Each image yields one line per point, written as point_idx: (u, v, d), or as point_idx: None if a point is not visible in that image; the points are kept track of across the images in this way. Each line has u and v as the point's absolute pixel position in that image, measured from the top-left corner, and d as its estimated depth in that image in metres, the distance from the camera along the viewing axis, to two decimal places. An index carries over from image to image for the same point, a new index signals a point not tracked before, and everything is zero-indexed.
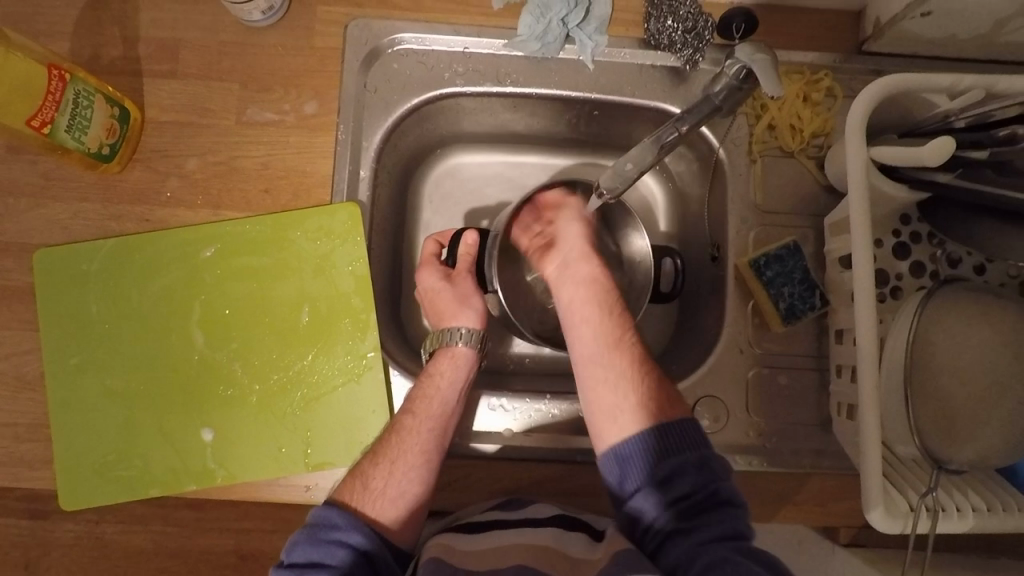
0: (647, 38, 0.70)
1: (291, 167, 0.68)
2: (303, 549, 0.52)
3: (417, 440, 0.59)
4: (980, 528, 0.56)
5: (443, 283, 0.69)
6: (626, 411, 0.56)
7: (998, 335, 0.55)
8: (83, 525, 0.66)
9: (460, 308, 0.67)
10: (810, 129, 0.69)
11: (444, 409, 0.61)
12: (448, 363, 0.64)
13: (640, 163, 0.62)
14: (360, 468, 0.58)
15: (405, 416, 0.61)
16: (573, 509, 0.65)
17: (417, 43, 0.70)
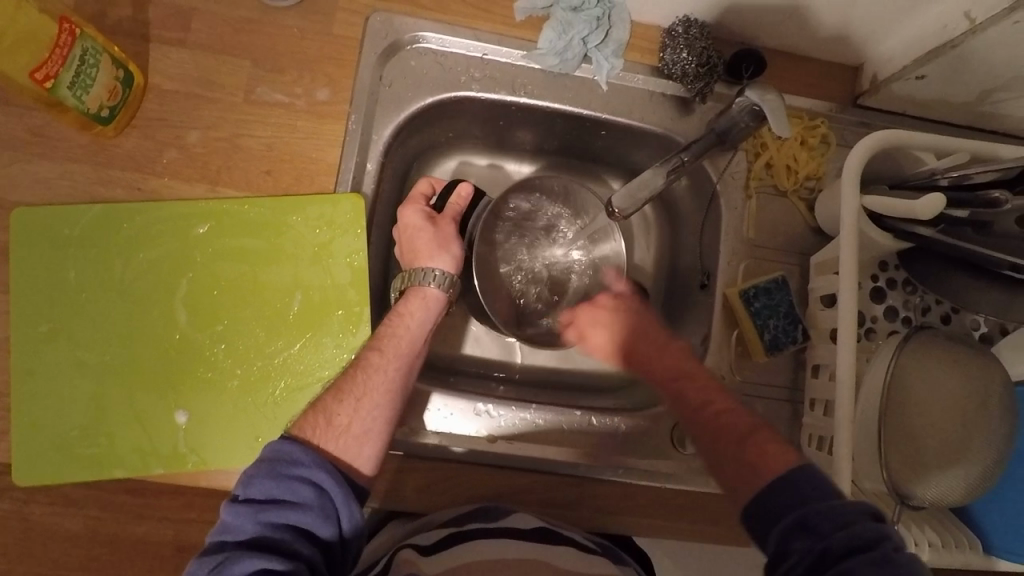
0: (660, 66, 0.73)
1: (297, 152, 0.67)
2: (261, 484, 0.47)
3: (383, 379, 0.57)
4: (935, 562, 0.59)
5: (428, 226, 0.66)
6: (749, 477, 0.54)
7: (963, 383, 0.59)
8: (10, 504, 0.61)
9: (440, 252, 0.66)
10: (804, 171, 0.72)
11: (412, 345, 0.60)
12: (420, 306, 0.63)
13: (651, 187, 0.65)
14: (322, 404, 0.55)
15: (373, 353, 0.59)
16: (555, 523, 0.66)
17: (438, 43, 0.70)
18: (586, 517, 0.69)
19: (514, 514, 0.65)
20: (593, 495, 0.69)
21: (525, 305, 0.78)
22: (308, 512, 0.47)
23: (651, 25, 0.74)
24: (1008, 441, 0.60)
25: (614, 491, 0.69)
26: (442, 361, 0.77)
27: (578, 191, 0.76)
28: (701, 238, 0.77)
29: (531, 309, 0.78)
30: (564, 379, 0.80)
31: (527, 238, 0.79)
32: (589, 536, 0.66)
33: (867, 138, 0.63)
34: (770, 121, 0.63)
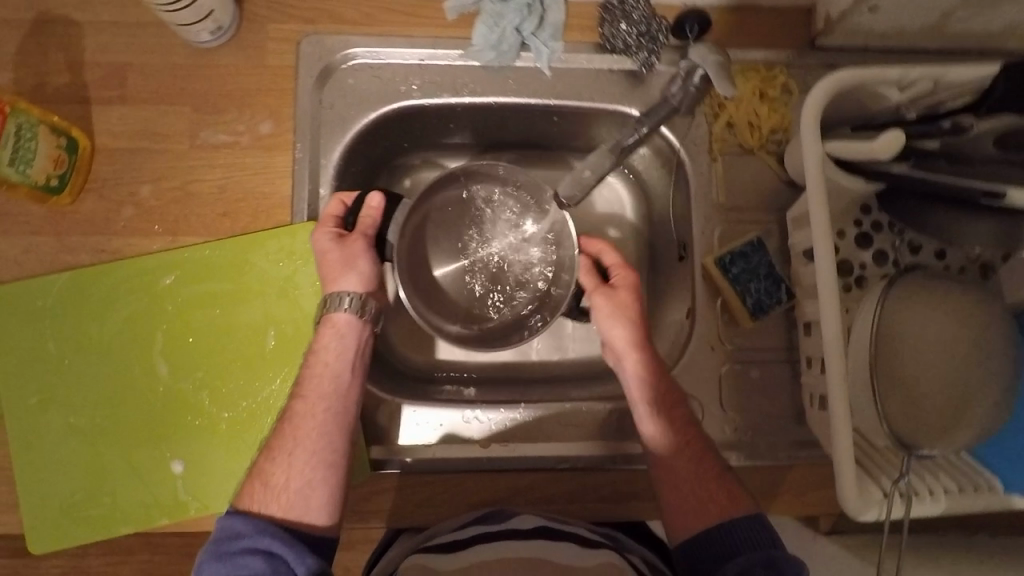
0: (602, 42, 0.70)
1: (249, 189, 0.67)
2: (211, 566, 0.51)
3: (312, 425, 0.58)
4: (954, 510, 0.56)
5: (338, 248, 0.63)
6: (683, 513, 0.58)
7: (954, 321, 0.56)
8: (67, 558, 0.64)
9: (347, 274, 0.62)
10: (767, 125, 0.70)
11: (336, 382, 0.60)
12: (332, 334, 0.61)
13: (597, 169, 0.64)
14: (258, 468, 0.57)
15: (303, 395, 0.59)
16: (558, 518, 0.65)
17: (373, 57, 0.69)
18: (595, 506, 0.68)
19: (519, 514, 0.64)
20: (597, 485, 0.68)
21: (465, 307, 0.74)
22: None
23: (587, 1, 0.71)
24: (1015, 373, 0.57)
25: (618, 479, 0.68)
26: (432, 372, 0.77)
27: (532, 181, 0.70)
28: (675, 208, 0.75)
29: (473, 313, 0.74)
30: (557, 372, 0.78)
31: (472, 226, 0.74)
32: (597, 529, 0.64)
33: (823, 81, 0.59)
34: (716, 82, 0.65)
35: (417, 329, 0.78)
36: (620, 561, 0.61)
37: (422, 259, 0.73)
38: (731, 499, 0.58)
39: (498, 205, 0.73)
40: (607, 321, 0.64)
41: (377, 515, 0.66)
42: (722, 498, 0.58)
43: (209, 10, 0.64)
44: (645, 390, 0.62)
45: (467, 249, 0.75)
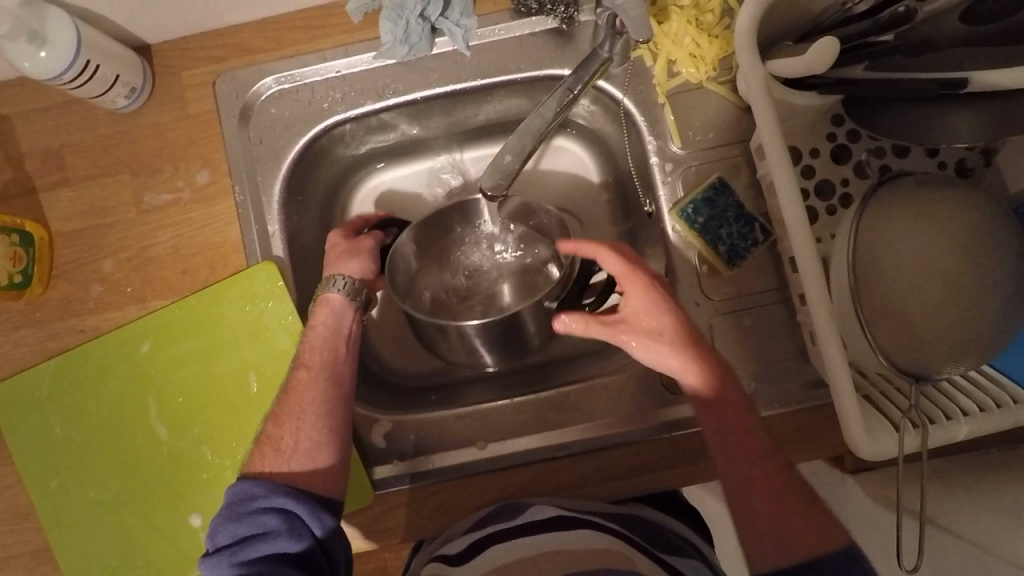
0: (516, 6, 0.66)
1: (201, 242, 0.67)
2: (226, 529, 0.51)
3: (314, 391, 0.58)
4: (979, 432, 0.52)
5: (347, 243, 0.67)
6: (773, 539, 0.53)
7: (943, 228, 0.51)
8: None
9: (350, 260, 0.66)
10: (711, 54, 0.63)
11: (333, 353, 0.61)
12: (327, 313, 0.63)
13: (518, 152, 0.62)
14: (266, 433, 0.57)
15: (304, 362, 0.60)
16: (576, 505, 0.63)
17: (289, 81, 0.67)
18: (602, 486, 0.65)
19: (534, 507, 0.62)
20: (605, 464, 0.65)
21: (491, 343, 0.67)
22: (278, 537, 0.51)
23: None
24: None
25: (624, 453, 0.65)
26: (424, 379, 0.76)
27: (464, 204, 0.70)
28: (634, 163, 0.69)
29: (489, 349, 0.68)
30: (551, 355, 0.76)
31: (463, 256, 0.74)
32: (609, 512, 0.64)
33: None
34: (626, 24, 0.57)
35: (404, 340, 0.77)
36: (635, 550, 0.60)
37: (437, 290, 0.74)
38: (817, 532, 0.52)
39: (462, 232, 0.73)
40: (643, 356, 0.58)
41: (391, 532, 0.65)
42: (810, 534, 0.52)
43: (115, 75, 0.63)
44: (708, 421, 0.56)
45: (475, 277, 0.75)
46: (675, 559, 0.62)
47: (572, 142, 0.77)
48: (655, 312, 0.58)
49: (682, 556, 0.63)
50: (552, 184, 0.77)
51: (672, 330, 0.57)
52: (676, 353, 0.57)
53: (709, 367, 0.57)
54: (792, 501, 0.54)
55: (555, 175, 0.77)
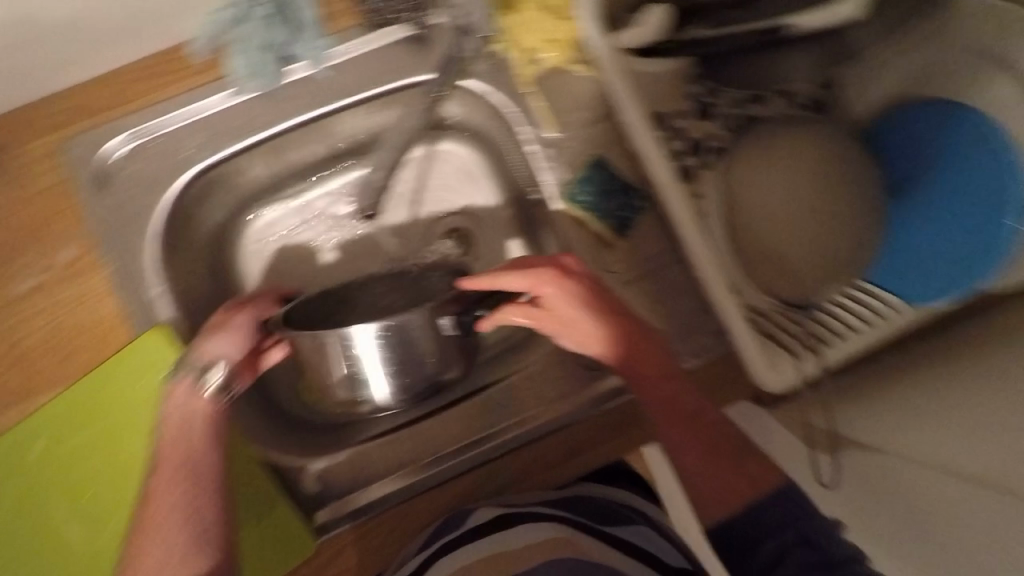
0: (368, 20, 0.65)
1: (80, 322, 0.63)
2: None
3: (171, 492, 0.51)
4: (867, 343, 0.56)
5: (221, 318, 0.58)
6: (708, 498, 0.54)
7: (794, 169, 0.57)
8: None
9: (215, 339, 0.57)
10: (564, 37, 0.64)
11: (188, 442, 0.53)
12: (176, 406, 0.55)
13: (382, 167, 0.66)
14: (130, 551, 0.50)
15: (163, 456, 0.53)
16: (513, 503, 0.63)
17: (142, 135, 0.63)
18: (544, 474, 0.66)
19: (473, 513, 0.62)
20: (540, 454, 0.66)
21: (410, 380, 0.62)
22: None
23: None
24: (873, 197, 0.57)
25: (557, 439, 0.66)
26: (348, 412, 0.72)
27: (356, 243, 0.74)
28: (515, 156, 0.70)
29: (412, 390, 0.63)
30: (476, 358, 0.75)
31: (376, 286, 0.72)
32: (549, 499, 0.64)
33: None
34: None
35: None
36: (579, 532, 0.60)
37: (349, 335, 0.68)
38: (749, 482, 0.53)
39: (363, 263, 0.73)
40: (566, 341, 0.58)
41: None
42: (744, 485, 0.53)
43: None
44: (650, 394, 0.55)
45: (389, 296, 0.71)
46: (620, 529, 0.63)
47: (457, 147, 0.74)
48: (573, 306, 0.56)
49: (627, 524, 0.65)
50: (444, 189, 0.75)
51: (585, 317, 0.56)
52: (592, 340, 0.56)
53: (631, 342, 0.56)
54: (720, 451, 0.54)
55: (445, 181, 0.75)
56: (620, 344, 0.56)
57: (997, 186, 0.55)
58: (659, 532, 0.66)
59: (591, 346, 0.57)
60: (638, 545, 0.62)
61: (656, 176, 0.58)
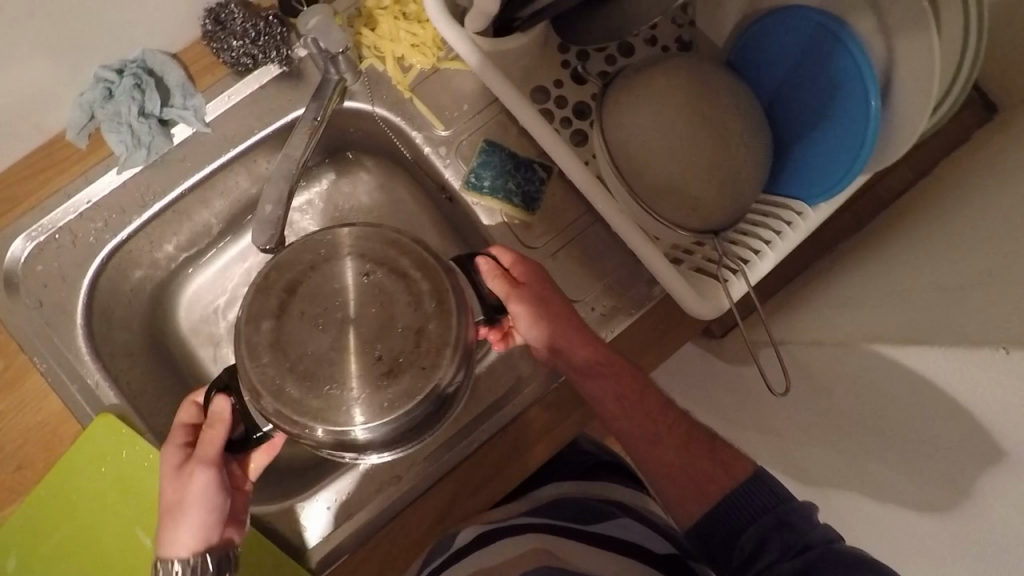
0: (233, 67, 0.65)
1: (22, 430, 0.61)
2: None
3: None
4: (786, 252, 0.57)
5: (174, 485, 0.53)
6: (688, 495, 0.55)
7: (672, 105, 0.58)
8: None
9: (178, 525, 0.52)
10: (429, 39, 0.66)
11: None
12: None
13: (278, 200, 0.61)
14: None
15: None
16: (498, 521, 0.63)
17: (41, 232, 0.63)
18: (523, 461, 0.65)
19: (460, 536, 0.61)
20: (512, 439, 0.66)
21: (370, 320, 0.49)
22: None
23: (194, 42, 0.66)
24: (749, 115, 0.59)
25: (526, 420, 0.66)
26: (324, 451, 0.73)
27: (310, 281, 0.50)
28: (415, 163, 0.71)
29: (372, 329, 0.49)
30: None
31: (302, 364, 0.48)
32: (536, 511, 0.65)
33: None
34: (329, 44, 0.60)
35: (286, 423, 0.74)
36: (569, 538, 0.58)
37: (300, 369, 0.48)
38: (725, 469, 0.55)
39: (306, 319, 0.49)
40: (536, 333, 0.57)
41: None
42: (718, 474, 0.55)
43: None
44: (608, 386, 0.57)
45: (322, 345, 0.49)
46: (605, 524, 0.61)
47: (365, 168, 0.76)
48: (546, 288, 0.58)
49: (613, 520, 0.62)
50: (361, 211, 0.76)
51: (556, 308, 0.58)
52: (568, 329, 0.58)
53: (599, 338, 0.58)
54: (695, 450, 0.57)
55: (359, 203, 0.76)
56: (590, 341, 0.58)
57: (848, 87, 0.55)
58: (648, 522, 0.65)
59: (567, 335, 0.57)
60: (625, 539, 0.59)
61: (548, 142, 0.59)
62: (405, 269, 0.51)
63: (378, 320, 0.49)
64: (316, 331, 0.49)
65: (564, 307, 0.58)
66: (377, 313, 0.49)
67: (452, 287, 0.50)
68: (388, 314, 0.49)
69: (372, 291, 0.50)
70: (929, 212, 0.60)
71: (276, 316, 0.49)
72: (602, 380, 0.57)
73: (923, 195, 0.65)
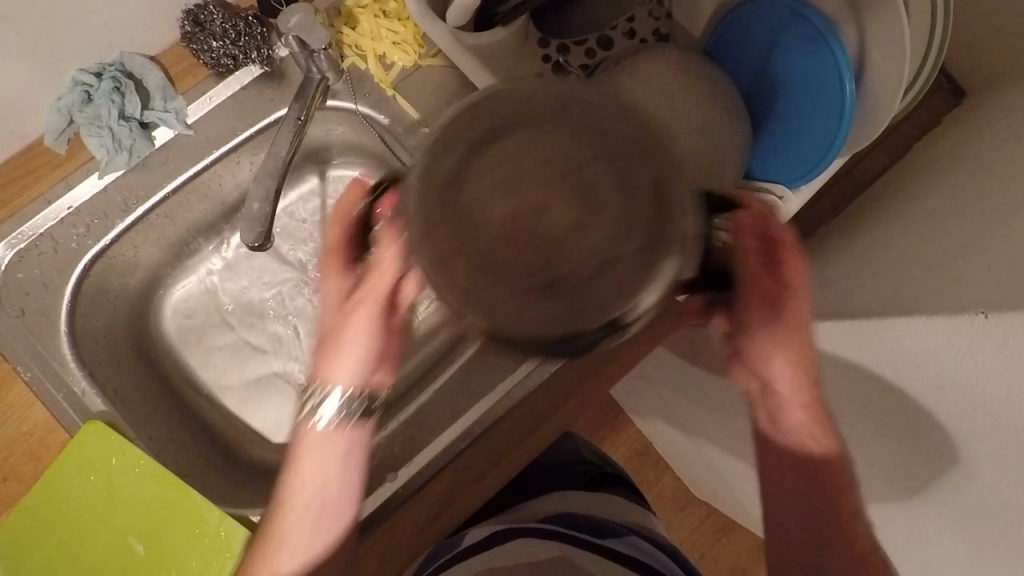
0: (214, 68, 0.64)
1: (7, 442, 0.60)
2: None
3: (303, 525, 0.52)
4: None
5: (336, 313, 0.51)
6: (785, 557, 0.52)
7: (659, 96, 0.57)
8: None
9: (336, 360, 0.51)
10: (411, 37, 0.66)
11: (322, 500, 0.52)
12: (309, 455, 0.52)
13: (265, 199, 0.61)
14: (265, 534, 0.52)
15: (295, 511, 0.52)
16: (514, 521, 0.71)
17: (22, 239, 0.62)
18: (518, 452, 0.66)
19: (475, 531, 0.70)
20: (508, 431, 0.66)
21: (564, 203, 0.37)
22: None
23: (173, 44, 0.66)
24: (731, 102, 0.60)
25: (519, 413, 0.66)
26: None
27: (498, 143, 0.39)
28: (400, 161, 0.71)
29: (531, 249, 0.37)
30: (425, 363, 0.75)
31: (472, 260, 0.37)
32: (547, 517, 0.70)
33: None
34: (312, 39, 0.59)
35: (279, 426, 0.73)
36: (583, 555, 0.66)
37: (462, 269, 0.37)
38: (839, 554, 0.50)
39: (467, 212, 0.37)
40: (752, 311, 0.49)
41: None
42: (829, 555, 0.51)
43: None
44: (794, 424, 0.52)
45: (496, 240, 0.37)
46: (612, 541, 0.67)
47: (348, 168, 0.76)
48: (789, 279, 0.48)
49: (619, 537, 0.68)
50: None
51: (786, 314, 0.49)
52: (786, 330, 0.50)
53: (814, 384, 0.51)
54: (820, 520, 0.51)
55: None
56: (801, 366, 0.51)
57: (823, 76, 0.57)
58: (651, 538, 0.70)
59: (777, 336, 0.50)
60: (632, 560, 0.66)
61: None
62: (589, 169, 0.38)
63: (543, 241, 0.37)
64: (491, 219, 0.37)
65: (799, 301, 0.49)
66: (560, 212, 0.37)
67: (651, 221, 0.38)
68: (581, 223, 0.37)
69: (553, 184, 0.37)
70: (906, 193, 0.62)
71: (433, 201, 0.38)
72: (794, 398, 0.51)
73: (898, 178, 0.67)
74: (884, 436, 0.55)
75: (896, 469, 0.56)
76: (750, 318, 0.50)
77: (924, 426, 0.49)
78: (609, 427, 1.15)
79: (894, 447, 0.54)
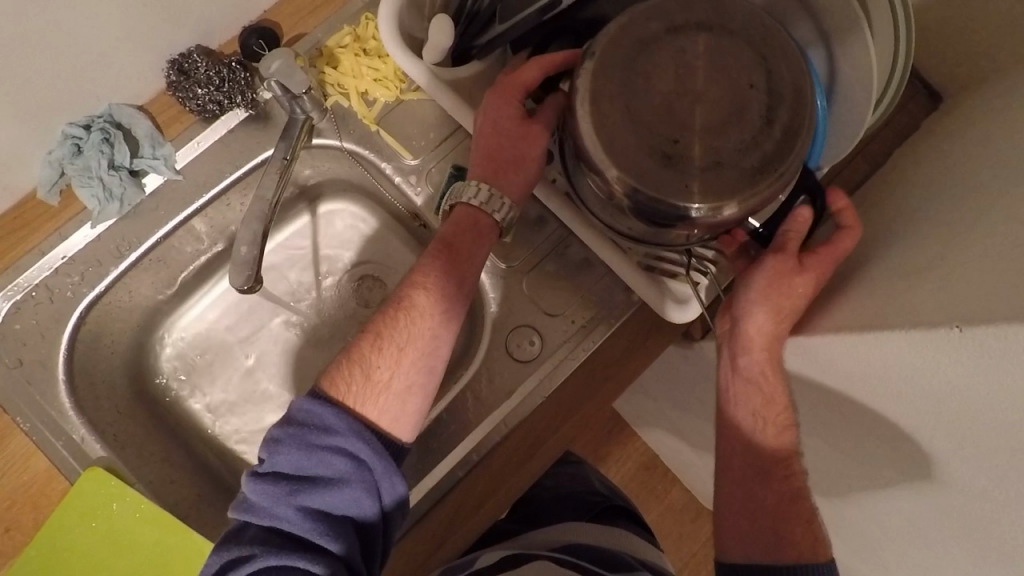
0: (200, 114, 0.66)
1: (9, 491, 0.61)
2: (295, 455, 0.53)
3: (415, 349, 0.59)
4: None
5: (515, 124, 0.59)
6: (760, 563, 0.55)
7: None
8: None
9: (517, 163, 0.59)
10: (393, 73, 0.67)
11: (425, 350, 0.59)
12: (436, 270, 0.60)
13: (252, 241, 0.61)
14: (359, 352, 0.59)
15: (404, 334, 0.59)
16: (523, 548, 0.66)
17: (18, 291, 0.63)
18: (515, 478, 0.66)
19: (486, 554, 0.66)
20: (505, 457, 0.66)
21: (737, 65, 0.48)
22: (344, 485, 0.53)
23: (160, 93, 0.67)
24: None
25: (515, 438, 0.66)
26: None
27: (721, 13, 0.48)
28: (386, 192, 0.72)
29: (664, 124, 0.47)
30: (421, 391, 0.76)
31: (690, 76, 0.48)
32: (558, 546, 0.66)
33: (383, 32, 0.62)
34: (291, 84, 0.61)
35: None
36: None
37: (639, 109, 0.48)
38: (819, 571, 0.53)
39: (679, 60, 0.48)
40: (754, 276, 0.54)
41: None
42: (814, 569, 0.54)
43: None
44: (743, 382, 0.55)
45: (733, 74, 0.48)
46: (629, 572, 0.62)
47: (337, 202, 0.77)
48: (816, 270, 0.53)
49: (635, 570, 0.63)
50: (339, 246, 0.77)
51: (791, 294, 0.53)
52: (775, 301, 0.53)
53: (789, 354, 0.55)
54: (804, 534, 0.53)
55: (337, 238, 0.77)
56: (772, 332, 0.54)
57: None
58: None
59: (767, 300, 0.53)
60: None
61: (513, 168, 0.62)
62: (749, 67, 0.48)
63: (671, 127, 0.47)
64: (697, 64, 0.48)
65: (804, 289, 0.53)
66: (676, 130, 0.47)
67: (790, 84, 0.48)
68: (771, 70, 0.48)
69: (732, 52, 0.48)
70: (888, 202, 0.62)
71: (631, 41, 0.49)
72: (753, 355, 0.54)
73: (880, 187, 0.67)
74: (881, 453, 0.54)
75: (896, 483, 0.55)
76: (752, 278, 0.54)
77: (915, 442, 0.48)
78: (611, 443, 1.15)
79: (890, 461, 0.53)
